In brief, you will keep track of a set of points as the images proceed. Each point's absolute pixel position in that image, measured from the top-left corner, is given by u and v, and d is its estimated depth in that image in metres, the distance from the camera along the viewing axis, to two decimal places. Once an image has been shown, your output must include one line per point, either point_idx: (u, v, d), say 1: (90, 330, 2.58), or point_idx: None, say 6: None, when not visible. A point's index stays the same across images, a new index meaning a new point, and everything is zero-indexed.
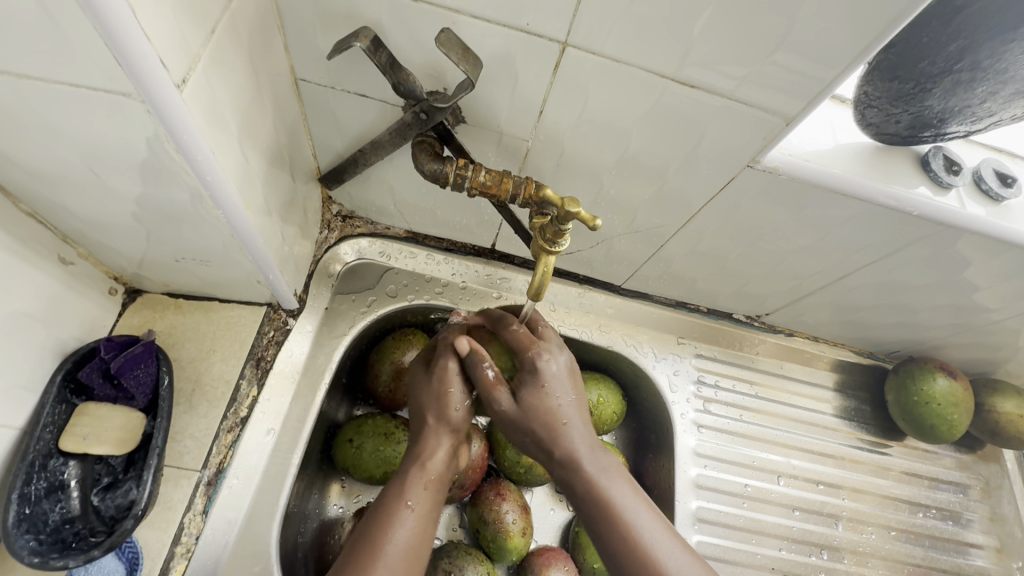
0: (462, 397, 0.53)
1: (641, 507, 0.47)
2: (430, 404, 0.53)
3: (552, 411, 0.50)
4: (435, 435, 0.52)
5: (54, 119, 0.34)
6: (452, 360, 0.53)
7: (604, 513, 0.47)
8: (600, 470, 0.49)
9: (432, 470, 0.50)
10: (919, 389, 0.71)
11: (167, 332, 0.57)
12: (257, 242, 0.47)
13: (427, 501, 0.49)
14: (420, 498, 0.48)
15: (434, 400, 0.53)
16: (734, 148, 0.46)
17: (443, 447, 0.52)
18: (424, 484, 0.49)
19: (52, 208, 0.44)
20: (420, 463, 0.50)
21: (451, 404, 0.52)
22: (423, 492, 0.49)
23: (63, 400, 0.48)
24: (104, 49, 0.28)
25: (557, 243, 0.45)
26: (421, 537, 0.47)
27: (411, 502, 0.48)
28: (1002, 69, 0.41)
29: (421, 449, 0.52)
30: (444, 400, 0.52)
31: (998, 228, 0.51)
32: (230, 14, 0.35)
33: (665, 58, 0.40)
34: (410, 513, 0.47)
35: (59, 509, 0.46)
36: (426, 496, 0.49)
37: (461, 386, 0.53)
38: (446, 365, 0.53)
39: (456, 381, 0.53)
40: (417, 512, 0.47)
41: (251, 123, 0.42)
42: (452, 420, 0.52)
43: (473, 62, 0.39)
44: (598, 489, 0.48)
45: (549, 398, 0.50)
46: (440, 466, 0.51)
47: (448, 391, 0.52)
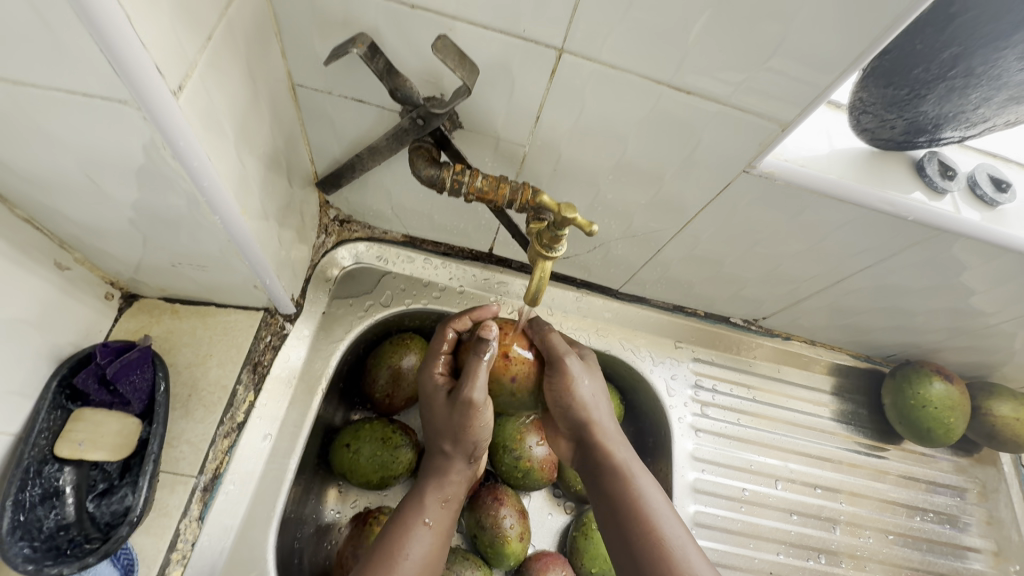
0: (487, 424, 0.53)
1: (667, 513, 0.50)
2: (451, 428, 0.53)
3: (588, 400, 0.54)
4: (451, 460, 0.55)
5: (49, 126, 0.34)
6: (478, 391, 0.51)
7: (629, 507, 0.50)
8: (632, 466, 0.53)
9: (448, 491, 0.54)
10: (915, 392, 0.72)
11: (164, 337, 0.57)
12: (254, 246, 0.47)
13: (443, 517, 0.53)
14: (435, 517, 0.53)
15: (455, 428, 0.53)
16: (730, 154, 0.47)
17: (458, 472, 0.55)
18: (440, 501, 0.54)
19: (48, 214, 0.44)
20: (436, 486, 0.54)
21: (478, 430, 0.53)
22: (440, 513, 0.53)
23: (58, 406, 0.48)
24: (101, 59, 0.28)
25: (554, 248, 0.45)
26: (438, 550, 0.52)
27: (428, 519, 0.52)
28: (995, 76, 0.41)
29: (437, 470, 0.55)
30: (466, 432, 0.53)
31: (993, 233, 0.51)
32: (227, 21, 0.35)
33: (662, 65, 0.40)
34: (425, 529, 0.52)
35: (53, 515, 0.46)
36: (441, 514, 0.53)
37: (489, 409, 0.53)
38: (471, 391, 0.51)
39: (482, 408, 0.52)
40: (434, 529, 0.52)
41: (248, 129, 0.42)
42: (472, 444, 0.54)
43: (469, 68, 0.39)
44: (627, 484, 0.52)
45: (582, 391, 0.54)
46: (453, 488, 0.55)
47: (470, 424, 0.52)
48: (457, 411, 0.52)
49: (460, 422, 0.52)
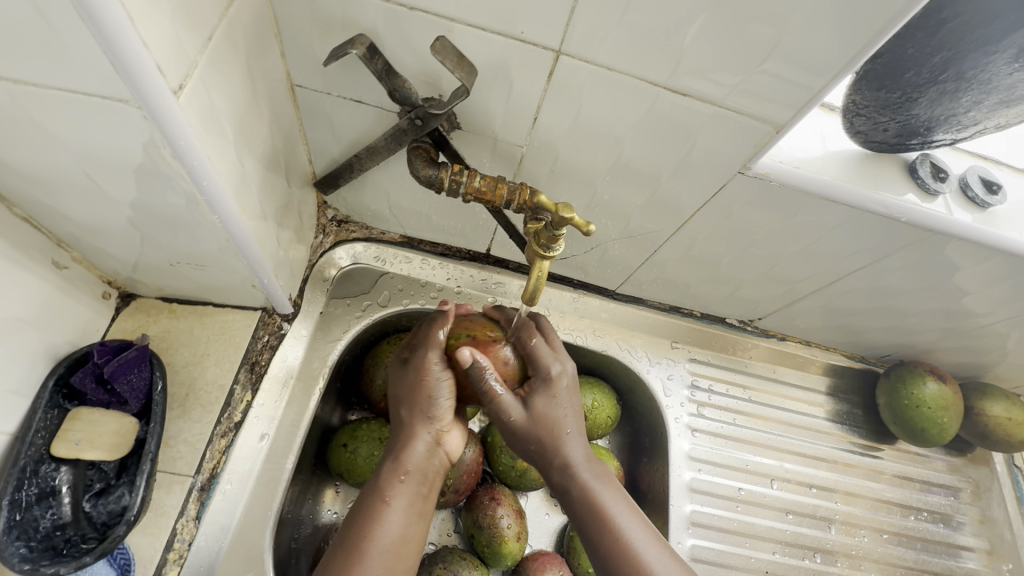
0: (446, 389, 0.50)
1: (634, 521, 0.50)
2: (410, 397, 0.51)
3: (554, 422, 0.51)
4: (412, 427, 0.50)
5: (49, 124, 0.34)
6: (433, 352, 0.51)
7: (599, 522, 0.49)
8: (595, 478, 0.51)
9: (408, 465, 0.48)
10: (909, 393, 0.72)
11: (162, 336, 0.57)
12: (252, 245, 0.47)
13: (408, 494, 0.47)
14: (400, 493, 0.47)
15: (413, 393, 0.51)
16: (726, 155, 0.47)
17: (422, 441, 0.50)
18: (401, 478, 0.48)
19: (46, 213, 0.44)
20: (399, 459, 0.49)
21: (433, 392, 0.50)
22: (404, 488, 0.47)
23: (55, 405, 0.48)
24: (104, 58, 0.28)
25: (552, 247, 0.45)
26: (407, 530, 0.46)
27: (390, 497, 0.47)
28: (985, 80, 0.41)
29: (400, 443, 0.50)
30: (422, 394, 0.50)
31: (985, 235, 0.52)
32: (227, 21, 0.35)
33: (658, 67, 0.41)
34: (389, 506, 0.46)
35: (50, 515, 0.46)
36: (405, 491, 0.47)
37: (444, 376, 0.50)
38: (427, 355, 0.51)
39: (436, 371, 0.50)
40: (399, 506, 0.46)
41: (247, 129, 0.42)
42: (433, 411, 0.50)
43: (467, 69, 0.39)
44: (591, 498, 0.50)
45: (546, 407, 0.51)
46: (417, 459, 0.49)
47: (425, 381, 0.50)
48: (412, 368, 0.52)
49: (414, 380, 0.51)
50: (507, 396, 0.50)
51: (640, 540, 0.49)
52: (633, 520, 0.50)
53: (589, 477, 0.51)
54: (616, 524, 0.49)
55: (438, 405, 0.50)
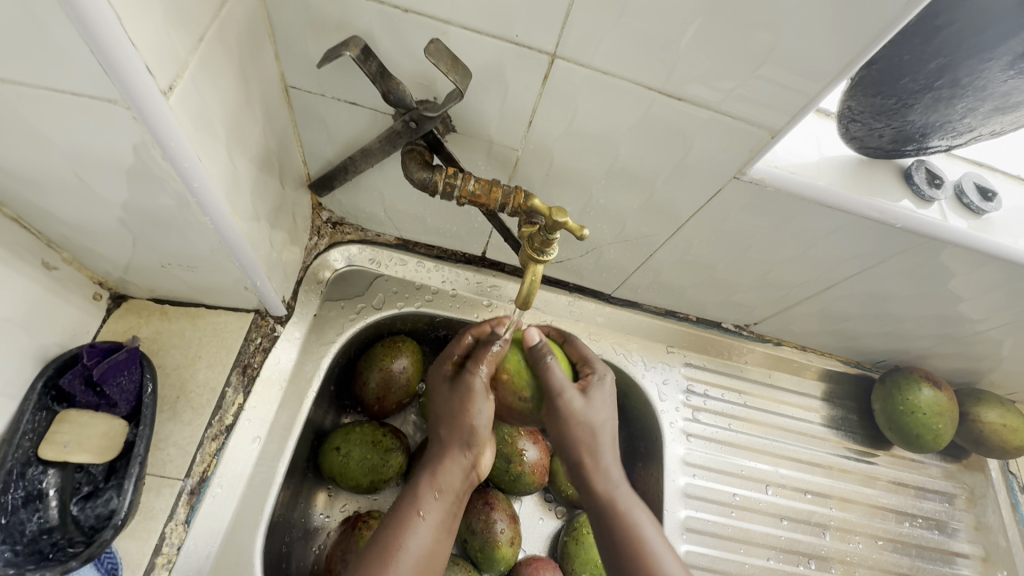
0: (486, 415, 0.52)
1: (664, 546, 0.51)
2: (453, 419, 0.53)
3: (598, 427, 0.54)
4: (450, 449, 0.53)
5: (38, 124, 0.33)
6: (478, 377, 0.52)
7: (623, 533, 0.52)
8: (628, 501, 0.53)
9: (443, 483, 0.52)
10: (904, 398, 0.72)
11: (153, 338, 0.56)
12: (245, 247, 0.47)
13: (440, 511, 0.51)
14: (433, 508, 0.51)
15: (455, 416, 0.53)
16: (721, 161, 0.47)
17: (457, 463, 0.53)
18: (435, 497, 0.51)
19: (36, 213, 0.44)
20: (434, 476, 0.52)
21: (475, 417, 0.52)
22: (437, 505, 0.51)
23: (43, 407, 0.48)
24: (91, 59, 0.28)
25: (545, 252, 0.45)
26: (435, 546, 0.49)
27: (424, 512, 0.50)
28: (981, 87, 0.41)
29: (436, 462, 0.53)
30: (461, 421, 0.53)
31: (979, 241, 0.52)
32: (219, 21, 0.35)
33: (653, 71, 0.40)
34: (420, 520, 0.49)
35: (36, 518, 0.46)
36: (438, 508, 0.51)
37: (486, 402, 0.53)
38: (472, 375, 0.52)
39: (479, 391, 0.52)
40: (431, 522, 0.50)
41: (240, 130, 0.42)
42: (472, 436, 0.53)
43: (462, 72, 0.39)
44: (625, 514, 0.53)
45: (592, 412, 0.54)
46: (451, 480, 0.52)
47: (468, 409, 0.52)
48: (457, 394, 0.53)
49: (457, 403, 0.53)
50: (576, 396, 0.52)
51: (657, 547, 0.51)
52: (660, 539, 0.52)
53: (622, 494, 0.54)
54: (640, 535, 0.51)
55: (477, 430, 0.53)
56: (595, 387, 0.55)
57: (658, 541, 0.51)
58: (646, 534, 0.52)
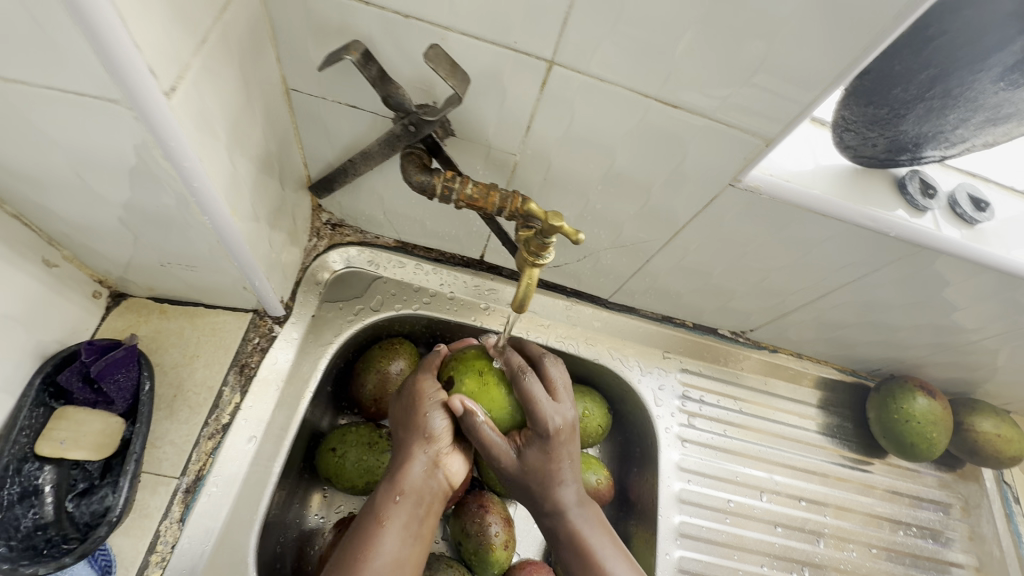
0: (439, 412, 0.52)
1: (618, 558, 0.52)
2: (406, 418, 0.53)
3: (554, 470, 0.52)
4: (409, 449, 0.51)
5: (41, 124, 0.34)
6: (429, 386, 0.53)
7: (581, 564, 0.52)
8: (584, 522, 0.53)
9: (406, 485, 0.49)
10: (899, 407, 0.72)
11: (151, 336, 0.57)
12: (244, 247, 0.47)
13: (404, 515, 0.48)
14: (396, 513, 0.48)
15: (409, 415, 0.52)
16: (716, 169, 0.48)
17: (418, 463, 0.51)
18: (397, 498, 0.49)
19: (38, 211, 0.44)
20: (394, 481, 0.50)
21: (427, 416, 0.51)
22: (400, 510, 0.48)
23: (40, 403, 0.48)
24: (95, 59, 0.28)
25: (541, 256, 0.45)
26: (398, 552, 0.47)
27: (386, 518, 0.48)
28: (972, 97, 0.42)
29: (398, 466, 0.51)
30: (414, 421, 0.51)
31: (973, 251, 0.52)
32: (222, 24, 0.36)
33: (648, 79, 0.41)
34: (381, 526, 0.47)
35: (31, 514, 0.46)
36: (400, 511, 0.48)
37: (438, 397, 0.52)
38: (422, 384, 0.53)
39: (430, 395, 0.52)
40: (395, 528, 0.47)
41: (241, 132, 0.42)
42: (426, 432, 0.51)
43: (460, 78, 0.39)
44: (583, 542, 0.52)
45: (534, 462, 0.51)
46: (413, 481, 0.50)
47: (420, 411, 0.52)
48: (409, 397, 0.53)
49: (410, 404, 0.53)
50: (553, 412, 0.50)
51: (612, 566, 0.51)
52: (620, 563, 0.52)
53: (578, 520, 0.53)
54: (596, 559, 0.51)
55: (430, 428, 0.51)
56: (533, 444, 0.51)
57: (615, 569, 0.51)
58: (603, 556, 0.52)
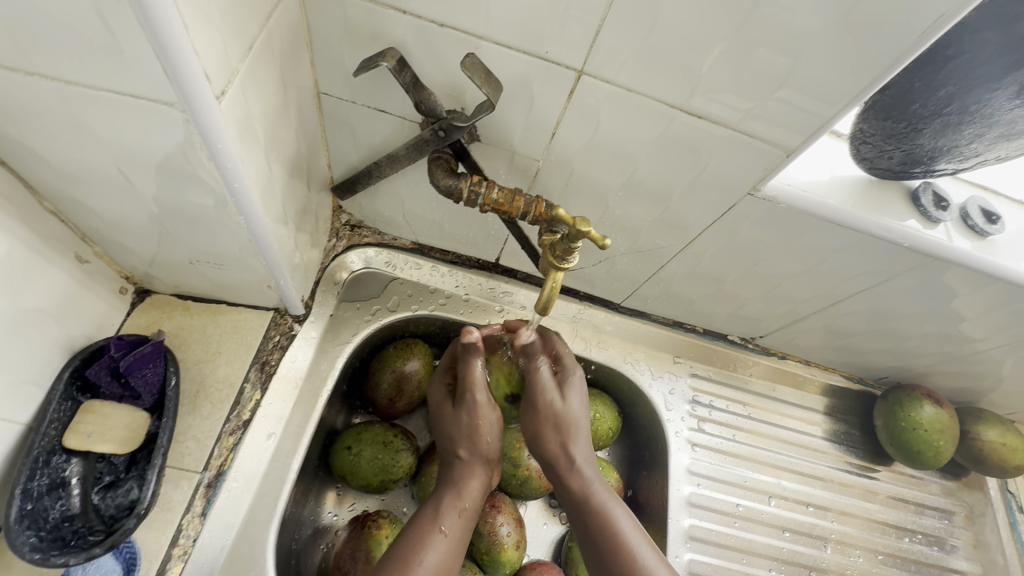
0: (494, 430, 0.55)
1: (640, 538, 0.51)
2: (463, 437, 0.55)
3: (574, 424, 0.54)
4: (473, 468, 0.55)
5: (92, 124, 0.35)
6: (481, 393, 0.54)
7: (603, 533, 0.51)
8: (606, 495, 0.54)
9: (466, 500, 0.53)
10: (906, 415, 0.73)
11: (175, 333, 0.58)
12: (274, 247, 0.48)
13: (462, 528, 0.52)
14: (455, 526, 0.51)
15: (467, 435, 0.55)
16: (736, 178, 0.49)
17: (478, 479, 0.55)
18: (458, 511, 0.52)
19: (75, 207, 0.45)
20: (456, 495, 0.53)
21: (485, 434, 0.55)
22: (460, 524, 0.52)
23: (69, 397, 0.49)
24: (157, 64, 0.30)
25: (566, 260, 0.47)
26: (456, 559, 0.50)
27: (444, 528, 0.51)
28: (988, 114, 0.43)
29: (456, 479, 0.55)
30: (475, 435, 0.55)
31: (983, 262, 0.54)
32: (267, 30, 0.37)
33: (675, 90, 0.42)
34: (441, 536, 0.50)
35: (59, 506, 0.47)
36: (458, 523, 0.51)
37: (494, 416, 0.55)
38: (475, 397, 0.54)
39: (485, 408, 0.55)
40: (453, 538, 0.51)
41: (276, 135, 0.43)
42: (485, 452, 0.55)
43: (494, 86, 0.41)
44: (603, 511, 0.53)
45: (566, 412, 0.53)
46: (473, 495, 0.54)
47: (479, 424, 0.55)
48: (463, 410, 0.55)
49: (467, 421, 0.55)
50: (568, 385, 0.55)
51: (637, 545, 0.51)
52: (637, 532, 0.52)
53: (599, 489, 0.54)
54: (621, 535, 0.51)
55: (488, 446, 0.55)
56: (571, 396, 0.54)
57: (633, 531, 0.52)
58: (621, 526, 0.52)
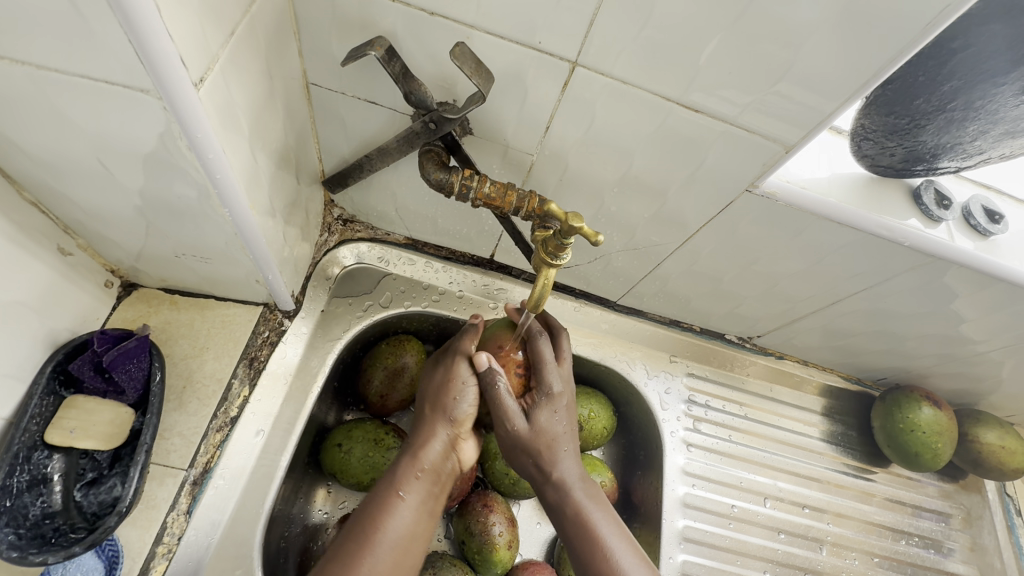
0: (470, 396, 0.53)
1: (622, 545, 0.51)
2: (433, 395, 0.53)
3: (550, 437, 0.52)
4: (434, 425, 0.52)
5: (68, 112, 0.34)
6: (462, 368, 0.53)
7: (584, 540, 0.51)
8: (587, 498, 0.53)
9: (425, 462, 0.51)
10: (904, 417, 0.72)
11: (162, 328, 0.57)
12: (260, 241, 0.47)
13: (421, 492, 0.50)
14: (414, 488, 0.50)
15: (438, 393, 0.53)
16: (735, 175, 0.48)
17: (440, 441, 0.52)
18: (417, 476, 0.50)
19: (56, 199, 0.44)
20: (415, 455, 0.51)
21: (457, 397, 0.52)
22: (418, 485, 0.50)
23: (51, 392, 0.47)
24: (129, 49, 0.29)
25: (559, 256, 0.45)
26: (416, 526, 0.49)
27: (404, 492, 0.49)
28: (993, 110, 0.42)
29: (418, 440, 0.52)
30: (448, 393, 0.53)
31: (985, 262, 0.53)
32: (250, 17, 0.36)
33: (672, 83, 0.41)
34: (400, 500, 0.49)
35: (40, 503, 0.46)
36: (418, 488, 0.50)
37: (472, 383, 0.53)
38: (457, 365, 0.53)
39: (465, 376, 0.53)
40: (412, 503, 0.49)
41: (262, 125, 0.42)
42: (453, 412, 0.53)
43: (484, 77, 0.39)
44: (585, 517, 0.52)
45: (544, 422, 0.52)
46: (432, 458, 0.51)
47: (453, 382, 0.53)
48: (441, 368, 0.54)
49: (442, 379, 0.54)
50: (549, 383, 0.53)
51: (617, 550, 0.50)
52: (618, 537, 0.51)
53: (581, 495, 0.53)
54: (601, 539, 0.51)
55: (459, 409, 0.53)
56: (540, 405, 0.52)
57: (615, 542, 0.51)
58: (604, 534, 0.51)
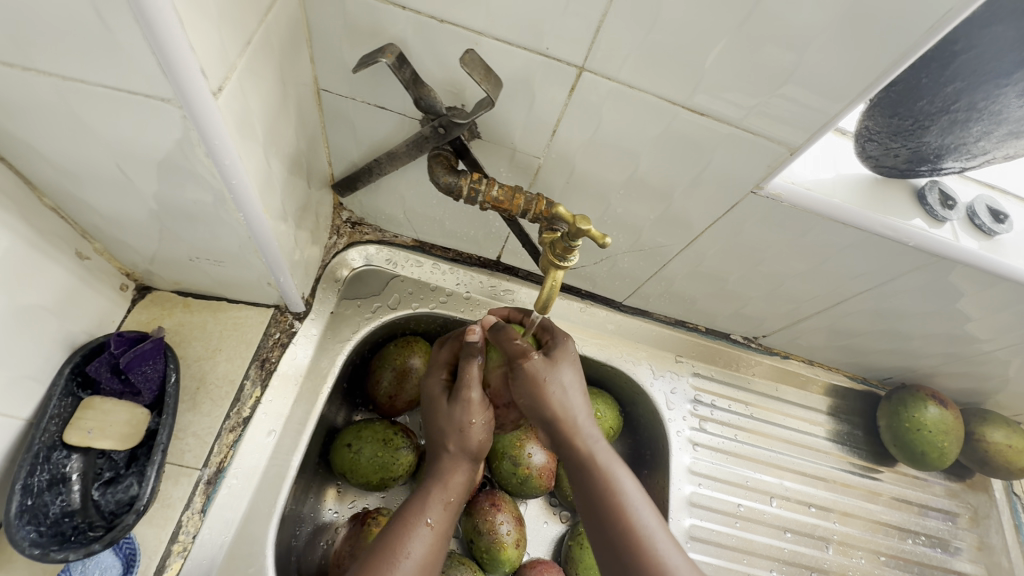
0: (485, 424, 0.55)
1: (644, 505, 0.48)
2: (449, 430, 0.54)
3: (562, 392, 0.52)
4: (459, 458, 0.54)
5: (89, 120, 0.35)
6: (474, 391, 0.54)
7: (607, 500, 0.48)
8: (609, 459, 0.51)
9: (451, 492, 0.53)
10: (910, 415, 0.73)
11: (175, 329, 0.58)
12: (273, 245, 0.48)
13: (446, 520, 0.51)
14: (440, 517, 0.51)
15: (454, 426, 0.54)
16: (739, 176, 0.48)
17: (463, 471, 0.54)
18: (443, 503, 0.52)
19: (74, 204, 0.45)
20: (442, 486, 0.52)
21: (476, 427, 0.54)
22: (444, 514, 0.51)
23: (69, 393, 0.49)
24: (152, 60, 0.30)
25: (566, 258, 0.46)
26: (440, 553, 0.49)
27: (430, 519, 0.50)
28: (996, 111, 0.42)
29: (442, 470, 0.54)
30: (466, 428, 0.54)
31: (989, 262, 0.53)
32: (266, 25, 0.37)
33: (677, 86, 0.42)
34: (427, 529, 0.49)
35: (59, 502, 0.47)
36: (444, 515, 0.51)
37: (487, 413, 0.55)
38: (468, 393, 0.54)
39: (478, 405, 0.54)
40: (437, 531, 0.50)
41: (275, 131, 0.43)
42: (475, 443, 0.54)
43: (494, 82, 0.40)
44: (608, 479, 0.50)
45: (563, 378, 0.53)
46: (457, 488, 0.53)
47: (470, 418, 0.54)
48: (457, 404, 0.54)
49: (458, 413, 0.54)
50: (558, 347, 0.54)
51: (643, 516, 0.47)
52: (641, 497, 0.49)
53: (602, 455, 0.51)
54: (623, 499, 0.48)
55: (479, 438, 0.55)
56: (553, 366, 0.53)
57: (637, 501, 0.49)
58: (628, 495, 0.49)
